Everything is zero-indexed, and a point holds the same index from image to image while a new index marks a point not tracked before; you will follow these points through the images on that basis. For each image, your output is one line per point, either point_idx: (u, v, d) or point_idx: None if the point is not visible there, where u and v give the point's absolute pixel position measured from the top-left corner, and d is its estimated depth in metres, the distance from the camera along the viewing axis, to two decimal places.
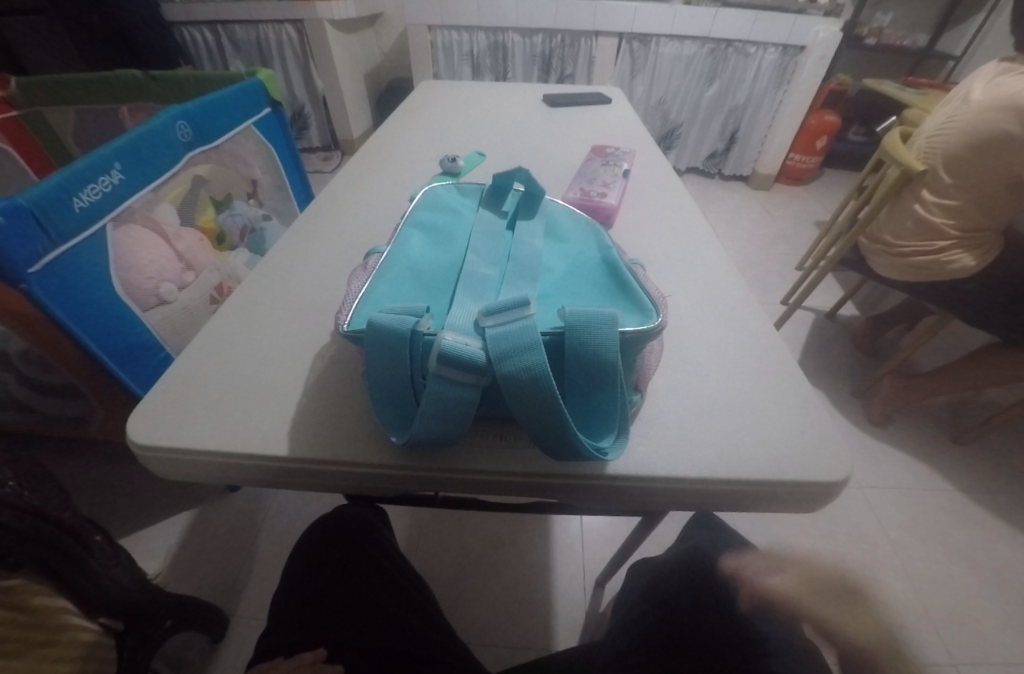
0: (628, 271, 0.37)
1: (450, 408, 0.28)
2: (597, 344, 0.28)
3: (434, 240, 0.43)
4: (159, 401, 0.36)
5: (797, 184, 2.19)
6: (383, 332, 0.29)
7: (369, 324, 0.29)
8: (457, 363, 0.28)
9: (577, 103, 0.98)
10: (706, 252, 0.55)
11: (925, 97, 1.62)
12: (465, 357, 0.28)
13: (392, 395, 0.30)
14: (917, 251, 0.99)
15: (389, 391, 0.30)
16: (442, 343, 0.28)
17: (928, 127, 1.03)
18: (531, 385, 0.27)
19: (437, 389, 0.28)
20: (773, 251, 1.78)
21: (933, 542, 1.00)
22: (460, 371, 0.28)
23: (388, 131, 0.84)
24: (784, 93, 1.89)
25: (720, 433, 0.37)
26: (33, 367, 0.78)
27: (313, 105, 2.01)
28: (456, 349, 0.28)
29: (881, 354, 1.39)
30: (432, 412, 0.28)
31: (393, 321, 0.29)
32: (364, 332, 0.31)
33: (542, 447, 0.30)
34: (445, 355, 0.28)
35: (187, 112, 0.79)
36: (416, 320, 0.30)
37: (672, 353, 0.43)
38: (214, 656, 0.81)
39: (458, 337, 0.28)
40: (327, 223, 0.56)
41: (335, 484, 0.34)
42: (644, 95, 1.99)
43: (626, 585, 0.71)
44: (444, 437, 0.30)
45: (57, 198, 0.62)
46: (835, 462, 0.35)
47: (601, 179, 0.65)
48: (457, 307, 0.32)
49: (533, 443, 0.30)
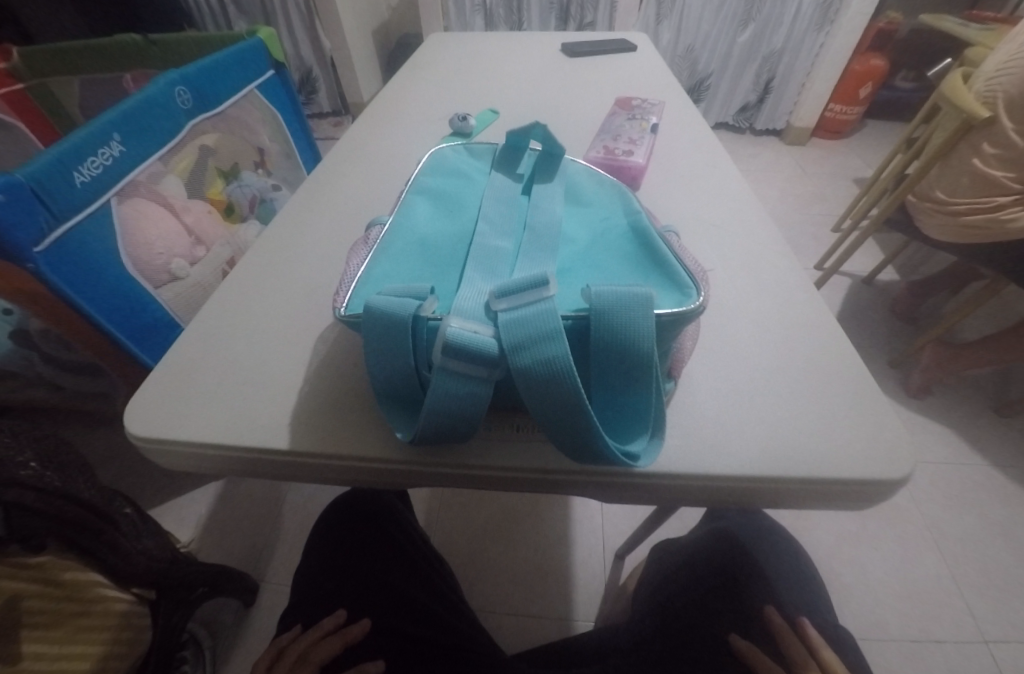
0: (661, 241, 0.33)
1: (459, 403, 0.25)
2: (627, 331, 0.24)
3: (442, 208, 0.38)
4: (156, 389, 0.34)
5: (836, 138, 2.02)
6: (382, 318, 0.26)
7: (366, 308, 0.26)
8: (465, 355, 0.24)
9: (598, 52, 0.90)
10: (745, 216, 0.50)
11: (989, 33, 1.45)
12: (474, 347, 0.24)
13: (397, 387, 0.28)
14: (971, 208, 0.89)
15: (393, 383, 0.27)
16: (448, 331, 0.24)
17: (990, 66, 0.90)
18: (550, 380, 0.24)
19: (444, 383, 0.25)
20: (808, 211, 1.66)
21: (973, 519, 0.95)
22: (468, 364, 0.25)
23: (395, 89, 0.78)
24: (827, 36, 1.72)
25: (764, 423, 0.33)
26: (53, 344, 0.78)
27: (321, 67, 1.94)
28: (463, 339, 0.24)
29: (924, 320, 1.30)
30: (439, 408, 0.25)
31: (392, 305, 0.26)
32: (362, 317, 0.28)
33: (564, 447, 0.27)
34: (451, 345, 0.24)
35: (185, 75, 0.74)
36: (420, 302, 0.26)
37: (708, 332, 0.39)
38: (247, 619, 0.83)
39: (466, 324, 0.25)
40: (330, 192, 0.52)
41: (343, 478, 0.32)
42: (671, 44, 1.85)
43: (648, 568, 0.69)
44: (454, 434, 0.27)
45: (56, 172, 0.58)
46: (895, 457, 0.31)
47: (627, 136, 0.59)
48: (466, 286, 0.28)
49: (554, 442, 0.26)
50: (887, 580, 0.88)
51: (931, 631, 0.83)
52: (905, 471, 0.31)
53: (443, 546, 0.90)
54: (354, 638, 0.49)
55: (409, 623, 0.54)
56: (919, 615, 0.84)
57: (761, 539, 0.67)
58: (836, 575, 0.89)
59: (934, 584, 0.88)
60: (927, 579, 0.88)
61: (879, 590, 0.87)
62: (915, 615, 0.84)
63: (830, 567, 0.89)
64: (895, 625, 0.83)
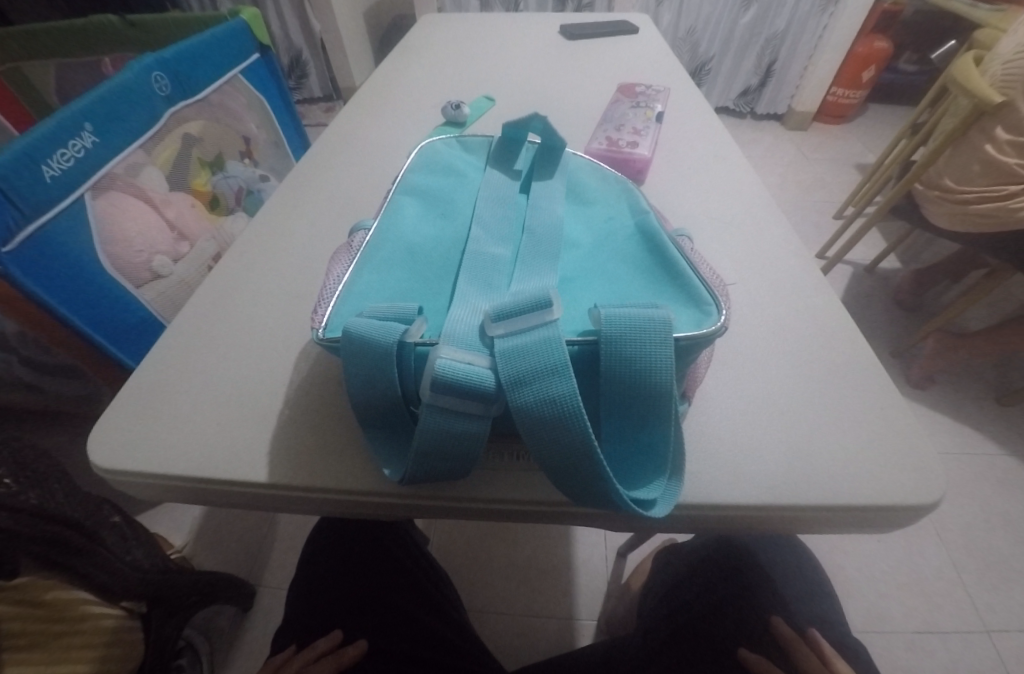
0: (672, 245, 0.30)
1: (451, 442, 0.23)
2: (640, 361, 0.22)
3: (432, 211, 0.35)
4: (123, 413, 0.31)
5: (838, 122, 1.98)
6: (364, 345, 0.23)
7: (345, 333, 0.23)
8: (457, 389, 0.22)
9: (597, 34, 0.85)
10: (759, 212, 0.47)
11: (998, 14, 1.40)
12: (466, 380, 0.22)
13: (383, 418, 0.25)
14: (980, 197, 0.86)
15: (380, 414, 0.25)
16: (438, 364, 0.22)
17: (1005, 48, 0.87)
18: (554, 420, 0.21)
19: (434, 420, 0.22)
20: (810, 197, 1.63)
21: (978, 510, 0.94)
22: (461, 399, 0.22)
23: (384, 74, 0.74)
24: (831, 17, 1.66)
25: (782, 445, 0.31)
26: (32, 346, 0.74)
27: (311, 50, 1.88)
28: (455, 372, 0.22)
29: (927, 308, 1.28)
30: (428, 447, 0.23)
31: (375, 331, 0.23)
32: (341, 340, 0.25)
33: (568, 491, 0.24)
34: (442, 379, 0.22)
35: (163, 60, 0.69)
36: (405, 327, 0.24)
37: (721, 343, 0.37)
38: (245, 624, 0.81)
39: (459, 353, 0.22)
40: (315, 189, 0.49)
41: (329, 510, 0.30)
42: (671, 25, 1.79)
43: (654, 574, 0.68)
44: (448, 472, 0.24)
45: (21, 167, 0.54)
46: (925, 480, 0.29)
47: (631, 125, 0.56)
48: (458, 305, 0.25)
49: (556, 485, 0.24)
50: (890, 572, 0.87)
51: (934, 622, 0.82)
52: (937, 494, 0.28)
53: (442, 547, 0.88)
54: (349, 659, 0.48)
55: (381, 638, 0.52)
56: (920, 606, 0.83)
57: (764, 540, 0.65)
58: (839, 568, 0.87)
59: (938, 575, 0.87)
60: (930, 570, 0.87)
61: (882, 582, 0.86)
62: (917, 606, 0.84)
63: (834, 561, 0.88)
64: (897, 617, 0.82)
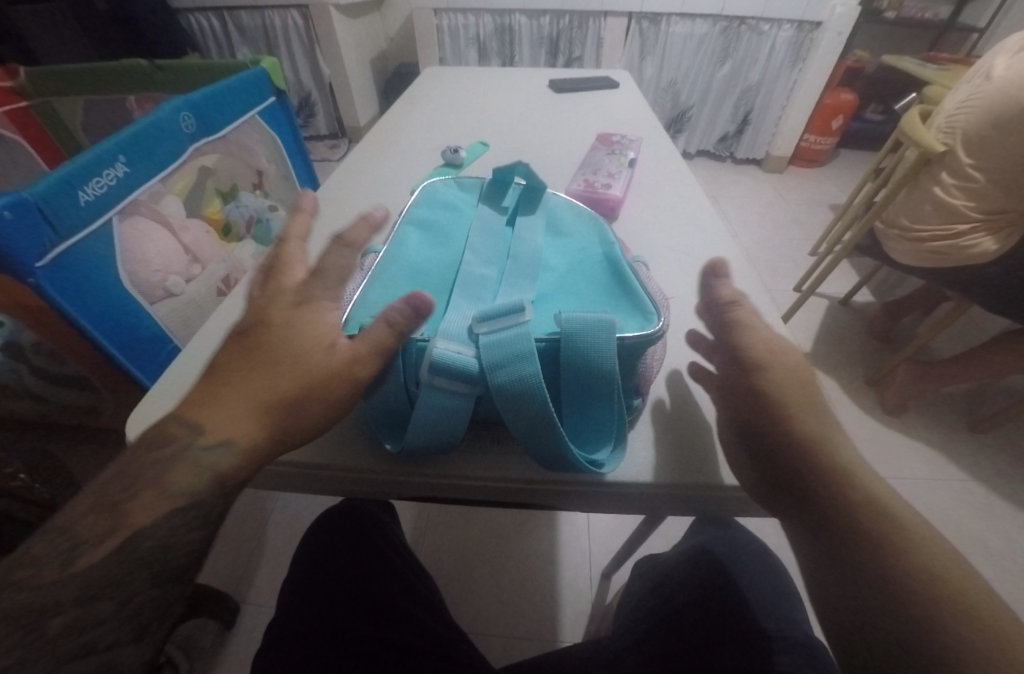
0: (630, 270, 0.37)
1: (444, 416, 0.29)
2: (592, 352, 0.28)
3: (432, 238, 0.42)
4: (160, 402, 0.38)
5: (812, 166, 2.12)
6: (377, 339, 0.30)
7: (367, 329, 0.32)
8: (450, 373, 0.28)
9: (583, 89, 0.95)
10: (717, 245, 0.54)
11: (947, 73, 1.55)
12: (457, 366, 0.28)
13: (389, 403, 0.32)
14: (934, 235, 0.94)
15: (387, 402, 0.32)
16: (434, 353, 0.28)
17: (947, 106, 0.98)
18: (524, 395, 0.28)
19: (430, 398, 0.29)
20: (785, 235, 1.73)
21: (948, 534, 0.97)
22: (453, 381, 0.29)
23: (393, 120, 0.82)
24: (800, 72, 1.83)
25: (720, 436, 0.37)
26: (43, 359, 0.78)
27: (318, 93, 2.00)
28: (448, 360, 0.28)
29: (898, 340, 1.36)
30: (425, 421, 0.29)
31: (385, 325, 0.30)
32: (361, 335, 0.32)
33: (538, 459, 0.31)
34: (439, 364, 0.28)
35: (190, 102, 0.77)
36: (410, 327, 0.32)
37: (673, 354, 0.43)
38: (228, 640, 0.81)
39: (451, 345, 0.29)
40: (328, 220, 0.56)
41: (332, 484, 0.36)
42: (653, 76, 1.95)
43: (632, 581, 0.71)
44: (440, 445, 0.31)
45: (61, 193, 0.60)
46: None
47: (607, 169, 0.64)
48: (451, 310, 0.32)
49: (527, 454, 0.30)
50: None
51: None
52: None
53: (430, 565, 0.90)
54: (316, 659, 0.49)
55: (366, 622, 0.53)
56: None
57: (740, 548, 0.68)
58: None
59: None
60: None
61: None
62: None
63: None
64: None
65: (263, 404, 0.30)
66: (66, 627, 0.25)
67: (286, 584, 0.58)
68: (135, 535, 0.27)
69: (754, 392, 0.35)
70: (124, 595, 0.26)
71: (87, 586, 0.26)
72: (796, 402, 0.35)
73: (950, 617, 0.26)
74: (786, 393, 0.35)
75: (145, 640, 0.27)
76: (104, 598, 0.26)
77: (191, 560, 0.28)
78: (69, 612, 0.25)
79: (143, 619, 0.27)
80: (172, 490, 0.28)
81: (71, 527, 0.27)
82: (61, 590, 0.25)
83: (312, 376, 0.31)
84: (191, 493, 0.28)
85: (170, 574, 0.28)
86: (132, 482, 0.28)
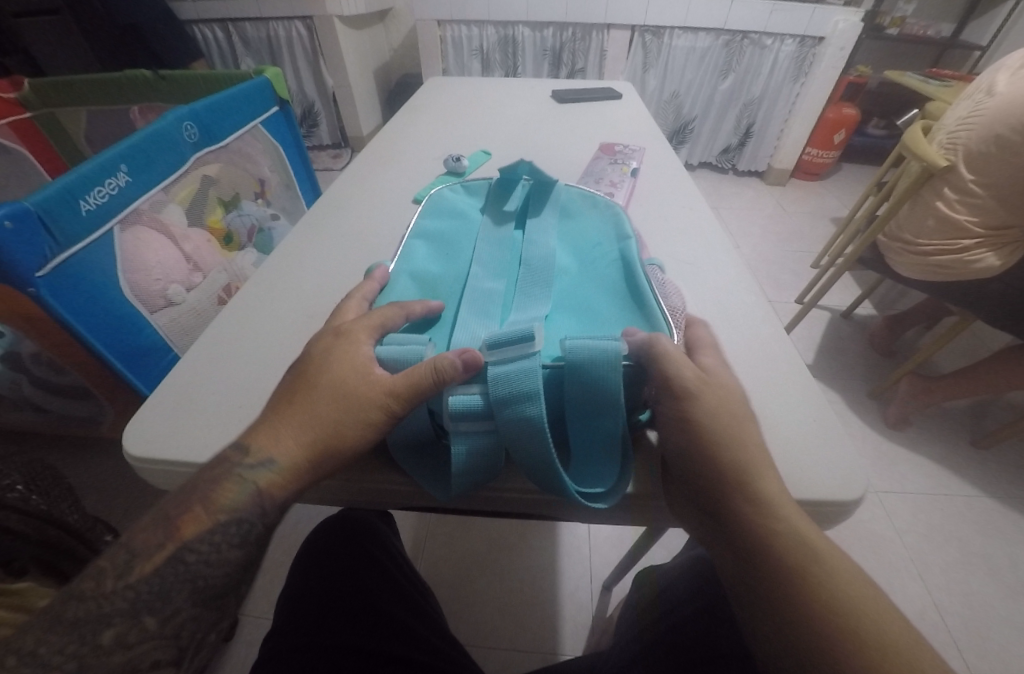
0: (643, 274, 0.39)
1: (469, 457, 0.31)
2: (596, 380, 0.31)
3: (442, 251, 0.44)
4: (157, 409, 0.37)
5: (814, 179, 2.12)
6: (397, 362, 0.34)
7: (383, 358, 0.35)
8: (466, 414, 0.31)
9: (586, 99, 0.96)
10: (718, 254, 0.54)
11: (948, 89, 1.56)
12: (472, 407, 0.31)
13: (410, 432, 0.34)
14: (940, 250, 0.94)
15: (417, 437, 0.34)
16: (451, 402, 0.31)
17: (949, 121, 0.98)
18: (531, 433, 0.30)
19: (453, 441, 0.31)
20: (788, 247, 1.73)
21: (957, 552, 0.96)
22: (471, 422, 0.31)
23: (396, 129, 0.83)
24: (801, 86, 1.84)
25: None
26: (45, 367, 0.78)
27: (323, 102, 2.02)
28: (463, 405, 0.31)
29: (901, 353, 1.35)
30: (457, 466, 0.32)
31: (401, 354, 0.34)
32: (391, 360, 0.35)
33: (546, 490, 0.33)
34: (456, 410, 0.31)
35: (193, 112, 0.78)
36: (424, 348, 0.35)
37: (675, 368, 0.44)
38: (225, 654, 0.80)
39: (464, 387, 0.32)
40: (331, 226, 0.56)
41: (349, 495, 0.37)
42: (656, 89, 1.96)
43: (633, 595, 0.69)
44: (471, 484, 0.33)
45: (62, 202, 0.60)
46: (851, 478, 0.34)
47: (609, 179, 0.65)
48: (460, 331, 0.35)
49: (538, 486, 0.33)
50: None
51: None
52: (858, 492, 0.33)
53: (429, 576, 0.89)
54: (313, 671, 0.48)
55: (366, 636, 0.52)
56: None
57: None
58: None
59: (920, 616, 0.87)
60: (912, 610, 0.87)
61: None
62: None
63: None
64: None
65: (299, 422, 0.33)
66: (118, 639, 0.29)
67: (284, 593, 0.57)
68: (181, 551, 0.31)
69: (685, 421, 0.34)
70: (169, 612, 0.30)
71: (137, 600, 0.30)
72: (728, 436, 0.33)
73: (856, 656, 0.29)
74: (713, 426, 0.33)
75: (182, 661, 0.30)
76: (151, 613, 0.29)
77: (228, 581, 0.31)
78: (119, 625, 0.29)
79: (182, 640, 0.30)
80: (217, 508, 0.32)
81: (133, 540, 0.31)
82: (118, 602, 0.29)
83: (347, 402, 0.33)
84: (233, 511, 0.32)
85: (210, 593, 0.31)
86: (185, 501, 0.32)
